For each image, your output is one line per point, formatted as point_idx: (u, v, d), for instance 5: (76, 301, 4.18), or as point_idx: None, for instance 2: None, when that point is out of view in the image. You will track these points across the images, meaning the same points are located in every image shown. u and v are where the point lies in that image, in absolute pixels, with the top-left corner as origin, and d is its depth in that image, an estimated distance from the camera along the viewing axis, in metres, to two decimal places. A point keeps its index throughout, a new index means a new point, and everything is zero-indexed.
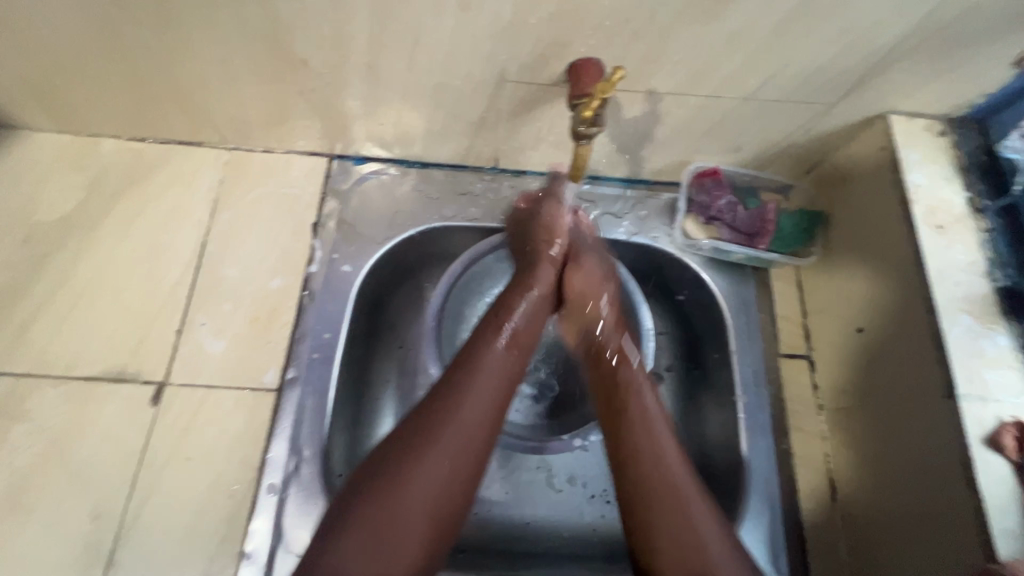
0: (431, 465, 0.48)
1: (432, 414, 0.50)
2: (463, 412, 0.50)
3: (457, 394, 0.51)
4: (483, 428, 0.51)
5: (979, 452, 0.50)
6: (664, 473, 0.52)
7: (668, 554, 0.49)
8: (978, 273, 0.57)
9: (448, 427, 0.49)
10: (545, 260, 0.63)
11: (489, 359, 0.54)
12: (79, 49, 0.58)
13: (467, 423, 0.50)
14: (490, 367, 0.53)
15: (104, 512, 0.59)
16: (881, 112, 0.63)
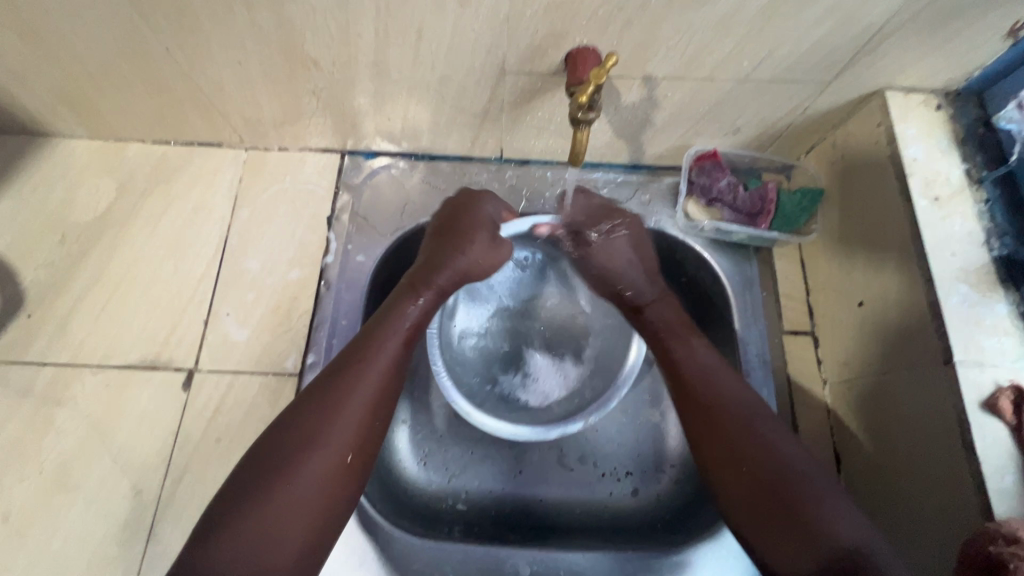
0: (329, 455, 0.51)
1: (326, 403, 0.53)
2: (355, 401, 0.53)
3: (342, 387, 0.54)
4: (366, 419, 0.54)
5: (976, 416, 0.51)
6: (730, 412, 0.57)
7: (746, 496, 0.53)
8: (976, 243, 0.57)
9: (342, 414, 0.53)
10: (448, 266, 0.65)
11: (383, 353, 0.57)
12: (108, 58, 0.62)
13: (352, 412, 0.53)
14: (381, 360, 0.56)
15: (143, 490, 0.63)
16: (877, 89, 0.64)
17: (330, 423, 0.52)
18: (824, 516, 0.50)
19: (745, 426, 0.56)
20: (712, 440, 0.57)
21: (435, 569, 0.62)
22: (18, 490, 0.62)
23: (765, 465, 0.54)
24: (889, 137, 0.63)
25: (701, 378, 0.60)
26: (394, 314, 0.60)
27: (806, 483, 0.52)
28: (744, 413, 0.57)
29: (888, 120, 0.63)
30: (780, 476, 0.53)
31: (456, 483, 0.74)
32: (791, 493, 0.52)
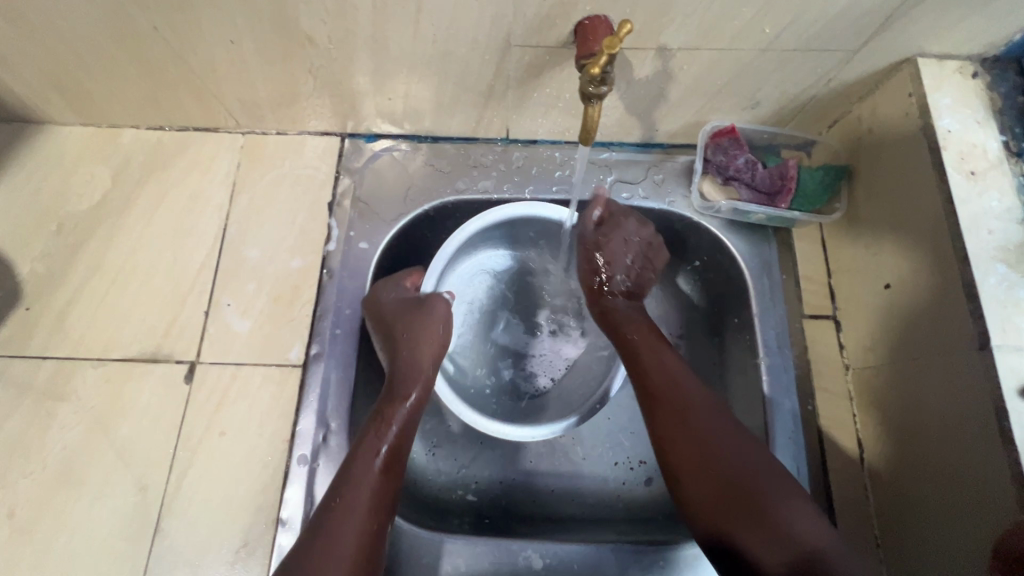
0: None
1: (320, 551, 0.50)
2: (343, 532, 0.52)
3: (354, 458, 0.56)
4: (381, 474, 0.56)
5: (1014, 403, 0.48)
6: (680, 401, 0.59)
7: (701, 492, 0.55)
8: (1014, 220, 0.54)
9: (335, 553, 0.51)
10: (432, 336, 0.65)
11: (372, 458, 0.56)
12: (95, 39, 0.59)
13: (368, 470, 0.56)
14: (363, 494, 0.54)
15: (149, 484, 0.62)
16: (908, 56, 0.60)
17: (324, 565, 0.50)
18: (793, 520, 0.51)
19: (699, 421, 0.57)
20: (668, 443, 0.57)
21: (445, 562, 0.61)
22: (22, 486, 0.61)
23: (718, 465, 0.55)
24: (921, 108, 0.59)
25: (662, 373, 0.61)
26: (371, 438, 0.58)
27: (769, 488, 0.53)
28: (699, 403, 0.58)
29: (920, 90, 0.59)
30: (744, 476, 0.54)
31: (465, 474, 0.73)
32: (754, 494, 0.53)
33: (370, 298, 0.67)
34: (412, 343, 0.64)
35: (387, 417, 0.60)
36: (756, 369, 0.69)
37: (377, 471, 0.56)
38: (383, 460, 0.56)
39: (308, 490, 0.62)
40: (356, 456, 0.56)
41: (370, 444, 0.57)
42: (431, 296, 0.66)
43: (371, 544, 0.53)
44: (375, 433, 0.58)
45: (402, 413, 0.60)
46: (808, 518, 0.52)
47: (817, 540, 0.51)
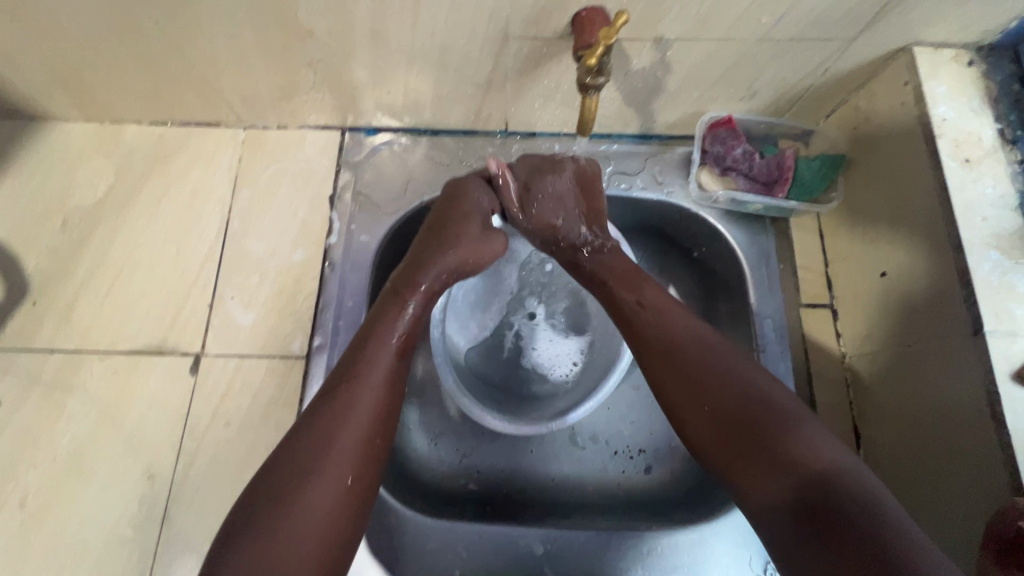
0: (325, 487, 0.46)
1: (313, 437, 0.48)
2: (351, 426, 0.49)
3: (341, 395, 0.51)
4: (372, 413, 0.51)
5: (1007, 387, 0.49)
6: (683, 341, 0.55)
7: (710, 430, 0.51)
8: (1008, 207, 0.54)
9: (332, 441, 0.48)
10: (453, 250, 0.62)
11: (358, 401, 0.51)
12: (98, 35, 0.60)
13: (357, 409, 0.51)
14: (375, 380, 0.52)
15: (156, 473, 0.63)
16: (904, 45, 0.60)
17: (323, 458, 0.47)
18: (793, 443, 0.48)
19: (704, 359, 0.54)
20: (670, 379, 0.54)
21: (448, 548, 0.62)
22: (33, 476, 0.63)
23: (724, 396, 0.51)
24: (916, 97, 0.59)
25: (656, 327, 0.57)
26: (386, 326, 0.56)
27: (778, 419, 0.49)
28: (699, 339, 0.55)
29: (916, 78, 0.59)
30: (746, 411, 0.50)
31: (467, 463, 0.74)
32: (757, 424, 0.49)
33: (461, 184, 0.66)
34: (461, 237, 0.63)
35: (402, 307, 0.58)
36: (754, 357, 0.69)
37: (388, 359, 0.54)
38: (397, 348, 0.55)
39: None
40: (367, 339, 0.55)
41: (385, 331, 0.56)
42: (496, 231, 0.65)
43: (377, 441, 0.51)
44: (391, 322, 0.56)
45: (417, 309, 0.58)
46: (818, 441, 0.48)
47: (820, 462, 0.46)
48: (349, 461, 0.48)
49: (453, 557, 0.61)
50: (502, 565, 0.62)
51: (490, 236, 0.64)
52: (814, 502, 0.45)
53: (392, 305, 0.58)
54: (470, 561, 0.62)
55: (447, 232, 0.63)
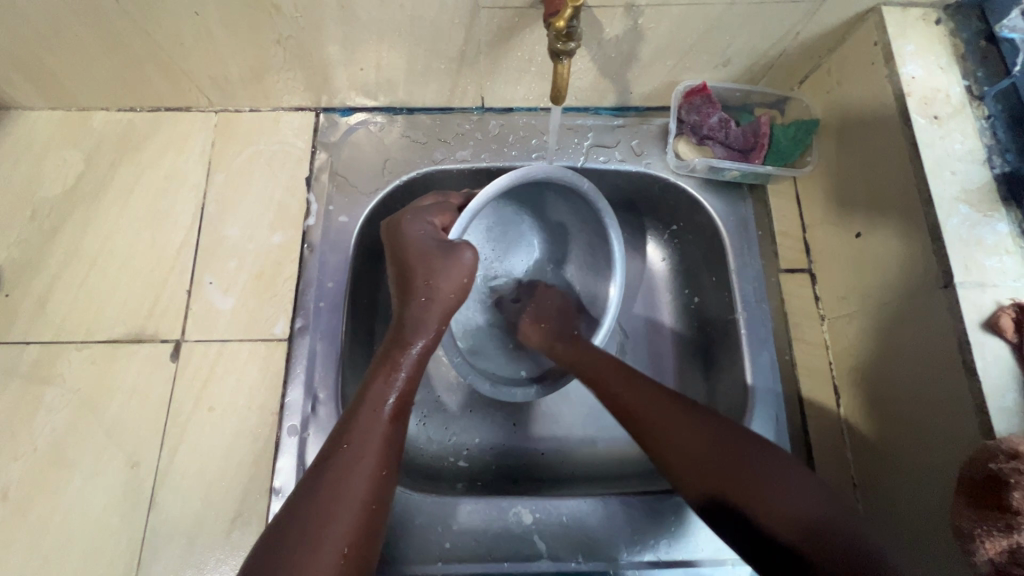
0: (325, 555, 0.45)
1: (316, 502, 0.48)
2: (355, 477, 0.50)
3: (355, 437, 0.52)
4: (382, 459, 0.52)
5: (977, 336, 0.50)
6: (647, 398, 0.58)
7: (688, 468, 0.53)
8: (977, 162, 0.55)
9: (336, 507, 0.48)
10: (414, 298, 0.59)
11: (373, 437, 0.53)
12: (57, 13, 0.58)
13: (367, 451, 0.52)
14: (372, 441, 0.52)
15: (141, 461, 0.63)
16: (873, 6, 0.61)
17: (325, 521, 0.47)
18: (790, 495, 0.49)
19: (668, 422, 0.56)
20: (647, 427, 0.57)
21: (438, 521, 0.62)
22: (14, 468, 0.62)
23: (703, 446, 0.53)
24: (886, 57, 0.59)
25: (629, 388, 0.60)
26: (379, 384, 0.56)
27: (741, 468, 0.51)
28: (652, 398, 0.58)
29: (885, 38, 0.60)
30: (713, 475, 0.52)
31: (456, 441, 0.74)
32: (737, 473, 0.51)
33: (395, 229, 0.62)
34: (434, 280, 0.59)
35: (397, 362, 0.58)
36: (735, 323, 0.70)
37: (384, 421, 0.54)
38: (391, 407, 0.55)
39: (300, 460, 0.63)
40: (360, 405, 0.55)
41: (377, 392, 0.56)
42: (459, 243, 0.60)
43: (377, 500, 0.50)
44: (384, 379, 0.56)
45: (412, 359, 0.58)
46: (807, 489, 0.49)
47: (809, 504, 0.48)
48: (350, 526, 0.47)
49: (442, 530, 0.62)
50: (492, 537, 0.62)
51: (454, 252, 0.59)
52: (820, 547, 0.46)
53: (382, 362, 0.58)
54: (460, 534, 0.61)
55: (415, 282, 0.59)
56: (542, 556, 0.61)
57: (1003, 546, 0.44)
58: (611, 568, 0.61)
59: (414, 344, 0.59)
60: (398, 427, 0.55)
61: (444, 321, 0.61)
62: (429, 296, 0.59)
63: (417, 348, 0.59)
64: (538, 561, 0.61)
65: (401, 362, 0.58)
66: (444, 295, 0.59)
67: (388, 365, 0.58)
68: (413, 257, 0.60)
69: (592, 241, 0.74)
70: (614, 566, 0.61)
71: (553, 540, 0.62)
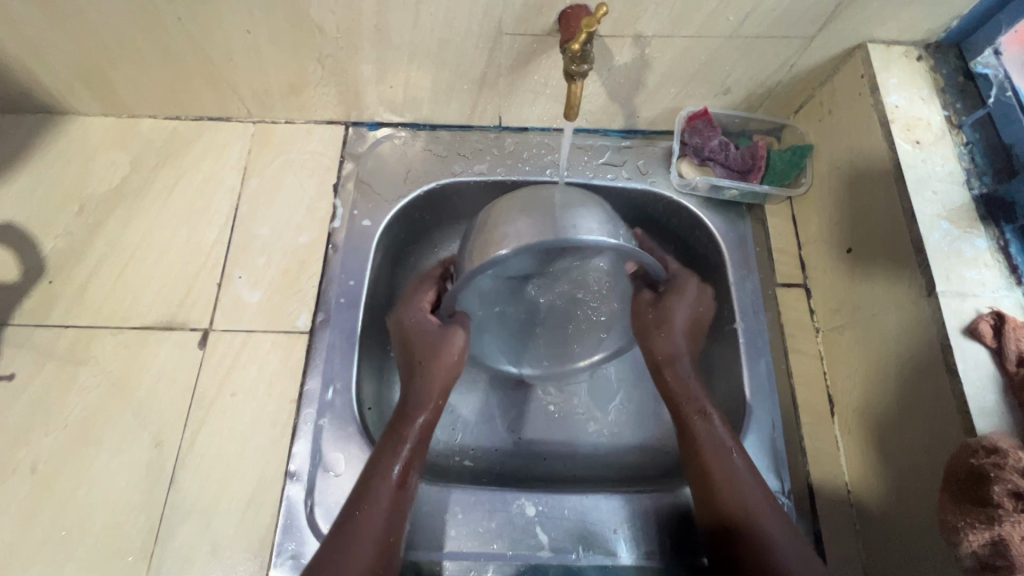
0: None
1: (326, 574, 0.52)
2: (359, 551, 0.54)
3: (362, 508, 0.57)
4: (386, 530, 0.56)
5: (958, 340, 0.53)
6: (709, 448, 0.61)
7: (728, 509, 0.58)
8: (956, 183, 0.59)
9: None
10: (416, 375, 0.65)
11: (378, 507, 0.57)
12: (123, 27, 0.65)
13: (371, 523, 0.56)
14: (379, 509, 0.57)
15: (165, 441, 0.66)
16: (859, 43, 0.67)
17: None
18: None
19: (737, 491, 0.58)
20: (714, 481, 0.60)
21: (443, 510, 0.64)
22: (45, 443, 0.65)
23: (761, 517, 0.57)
24: (871, 88, 0.65)
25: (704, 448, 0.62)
26: (382, 452, 0.60)
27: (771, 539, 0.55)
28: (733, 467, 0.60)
29: (871, 72, 0.65)
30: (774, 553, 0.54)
31: (462, 441, 0.77)
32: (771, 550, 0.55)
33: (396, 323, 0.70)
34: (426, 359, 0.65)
35: (402, 435, 0.62)
36: (734, 333, 0.73)
37: (391, 488, 0.58)
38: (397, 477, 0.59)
39: (315, 446, 0.66)
40: (369, 476, 0.59)
41: (384, 461, 0.60)
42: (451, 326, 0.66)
43: (383, 567, 0.55)
44: (391, 451, 0.60)
45: (416, 430, 0.62)
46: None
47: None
48: None
49: (448, 518, 0.64)
50: (496, 527, 0.64)
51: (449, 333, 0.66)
52: None
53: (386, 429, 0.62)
54: (465, 522, 0.64)
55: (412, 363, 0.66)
56: (543, 547, 0.63)
57: (986, 538, 0.46)
58: (612, 562, 0.63)
59: (418, 414, 0.63)
60: (405, 498, 0.59)
61: (441, 397, 0.65)
62: (422, 370, 0.65)
63: (420, 418, 0.63)
64: (540, 552, 0.63)
65: (407, 432, 0.62)
66: (436, 364, 0.64)
67: (390, 426, 0.62)
68: (411, 342, 0.67)
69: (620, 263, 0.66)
70: (614, 560, 0.63)
71: (555, 533, 0.64)
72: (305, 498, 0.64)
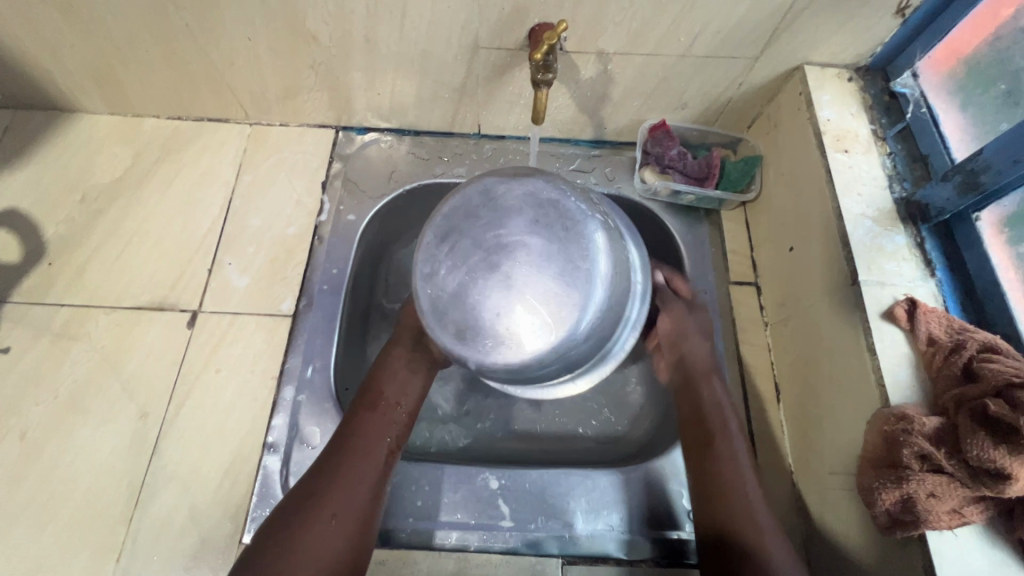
0: (311, 550, 0.53)
1: (303, 508, 0.56)
2: (340, 497, 0.57)
3: (343, 458, 0.60)
4: (366, 485, 0.59)
5: (876, 323, 0.59)
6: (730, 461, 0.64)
7: (741, 517, 0.60)
8: (879, 187, 0.66)
9: (321, 517, 0.55)
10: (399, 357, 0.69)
11: (361, 462, 0.60)
12: (134, 31, 0.72)
13: (356, 475, 0.59)
14: (365, 467, 0.60)
15: (150, 413, 0.70)
16: (798, 65, 0.74)
17: (307, 525, 0.55)
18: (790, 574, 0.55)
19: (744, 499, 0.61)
20: (722, 486, 0.63)
21: (411, 482, 0.68)
22: (35, 412, 0.69)
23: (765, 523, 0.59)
24: (807, 104, 0.72)
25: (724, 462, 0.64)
26: (396, 389, 0.67)
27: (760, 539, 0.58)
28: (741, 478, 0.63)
29: (807, 89, 0.73)
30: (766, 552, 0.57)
31: (434, 425, 0.80)
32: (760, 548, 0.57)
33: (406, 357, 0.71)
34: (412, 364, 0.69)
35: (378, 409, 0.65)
36: None
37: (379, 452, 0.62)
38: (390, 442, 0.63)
39: (293, 420, 0.70)
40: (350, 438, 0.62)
41: (374, 428, 0.63)
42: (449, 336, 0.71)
43: (365, 519, 0.58)
44: (375, 415, 0.64)
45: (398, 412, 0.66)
46: None
47: None
48: (335, 541, 0.55)
49: (414, 489, 0.68)
50: (461, 498, 0.68)
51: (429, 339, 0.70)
52: None
53: (399, 365, 0.69)
54: (431, 493, 0.68)
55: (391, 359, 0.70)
56: (504, 517, 0.67)
57: (896, 497, 0.51)
58: (568, 532, 0.67)
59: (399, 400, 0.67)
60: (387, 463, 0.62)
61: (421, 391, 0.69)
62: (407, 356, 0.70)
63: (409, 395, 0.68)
64: (501, 522, 0.67)
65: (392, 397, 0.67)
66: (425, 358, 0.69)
67: (408, 361, 0.69)
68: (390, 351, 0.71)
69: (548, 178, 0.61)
70: (570, 531, 0.67)
71: (516, 505, 0.68)
72: (281, 468, 0.67)
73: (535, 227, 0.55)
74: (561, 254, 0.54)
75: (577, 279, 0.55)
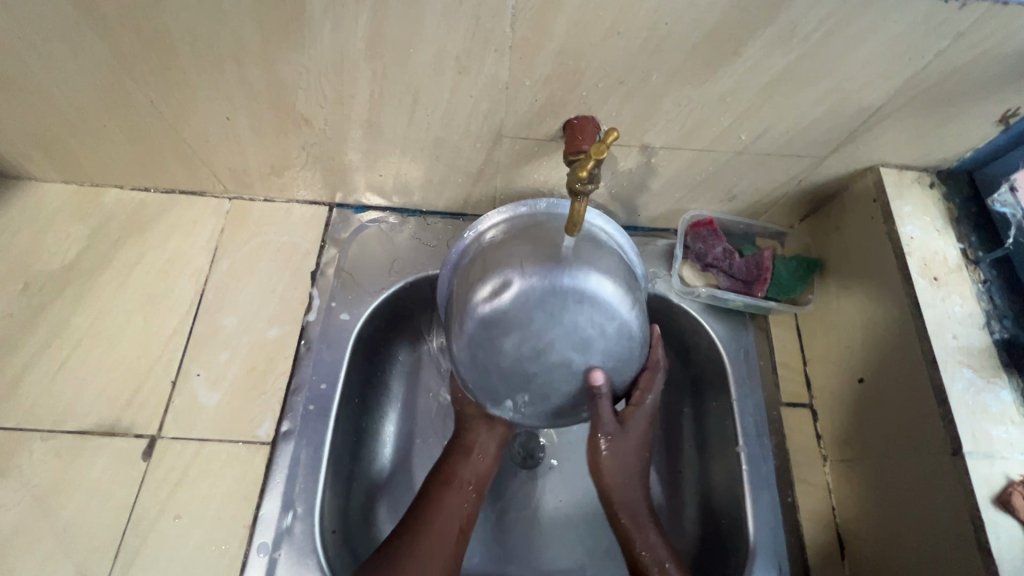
0: None
1: None
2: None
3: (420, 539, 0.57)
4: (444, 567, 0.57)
5: (988, 512, 0.49)
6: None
7: None
8: (977, 326, 0.56)
9: None
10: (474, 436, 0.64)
11: (438, 544, 0.57)
12: (88, 104, 0.60)
13: (433, 557, 0.56)
14: (441, 550, 0.57)
15: (90, 575, 0.57)
16: (871, 165, 0.64)
17: None
18: None
19: None
20: None
21: None
22: None
23: None
24: (885, 215, 0.62)
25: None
26: (469, 465, 0.63)
27: None
28: None
29: (884, 197, 0.63)
30: None
31: None
32: None
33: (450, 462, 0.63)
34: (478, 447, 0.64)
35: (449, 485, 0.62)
36: (737, 458, 0.66)
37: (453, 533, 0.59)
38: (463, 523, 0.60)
39: None
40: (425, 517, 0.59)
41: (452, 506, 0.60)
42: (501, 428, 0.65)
43: None
44: (448, 493, 0.61)
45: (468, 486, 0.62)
46: None
47: None
48: None
49: None
50: None
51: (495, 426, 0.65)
52: None
53: (472, 441, 0.64)
54: None
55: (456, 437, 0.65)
56: None
57: None
58: None
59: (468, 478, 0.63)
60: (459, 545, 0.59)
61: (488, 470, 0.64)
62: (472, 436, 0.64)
63: (477, 472, 0.63)
64: None
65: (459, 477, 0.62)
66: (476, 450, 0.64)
67: (482, 433, 0.64)
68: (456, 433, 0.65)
69: (496, 249, 0.58)
70: None
71: None
72: None
73: (540, 347, 0.52)
74: (580, 346, 0.53)
75: (611, 345, 0.54)
